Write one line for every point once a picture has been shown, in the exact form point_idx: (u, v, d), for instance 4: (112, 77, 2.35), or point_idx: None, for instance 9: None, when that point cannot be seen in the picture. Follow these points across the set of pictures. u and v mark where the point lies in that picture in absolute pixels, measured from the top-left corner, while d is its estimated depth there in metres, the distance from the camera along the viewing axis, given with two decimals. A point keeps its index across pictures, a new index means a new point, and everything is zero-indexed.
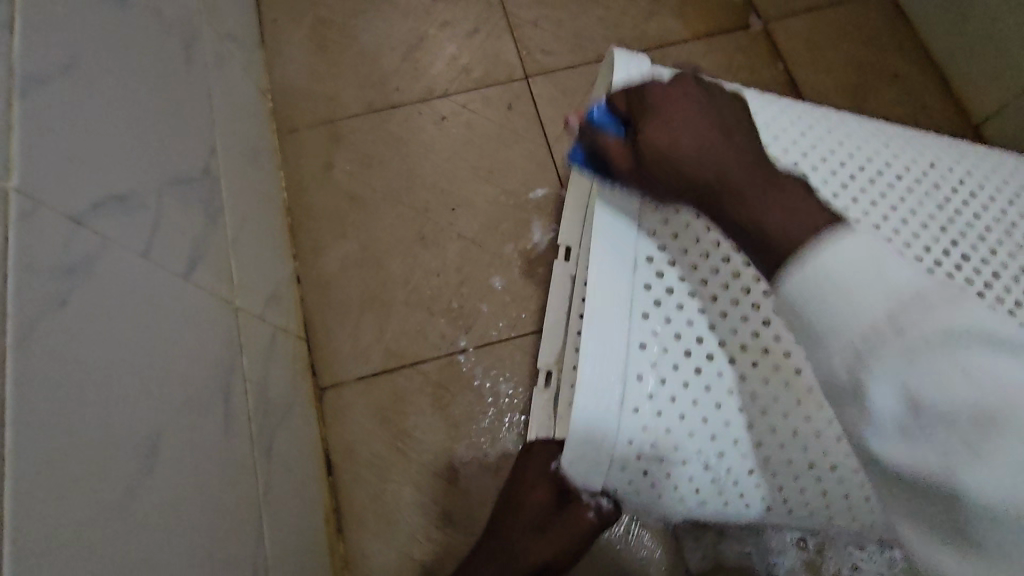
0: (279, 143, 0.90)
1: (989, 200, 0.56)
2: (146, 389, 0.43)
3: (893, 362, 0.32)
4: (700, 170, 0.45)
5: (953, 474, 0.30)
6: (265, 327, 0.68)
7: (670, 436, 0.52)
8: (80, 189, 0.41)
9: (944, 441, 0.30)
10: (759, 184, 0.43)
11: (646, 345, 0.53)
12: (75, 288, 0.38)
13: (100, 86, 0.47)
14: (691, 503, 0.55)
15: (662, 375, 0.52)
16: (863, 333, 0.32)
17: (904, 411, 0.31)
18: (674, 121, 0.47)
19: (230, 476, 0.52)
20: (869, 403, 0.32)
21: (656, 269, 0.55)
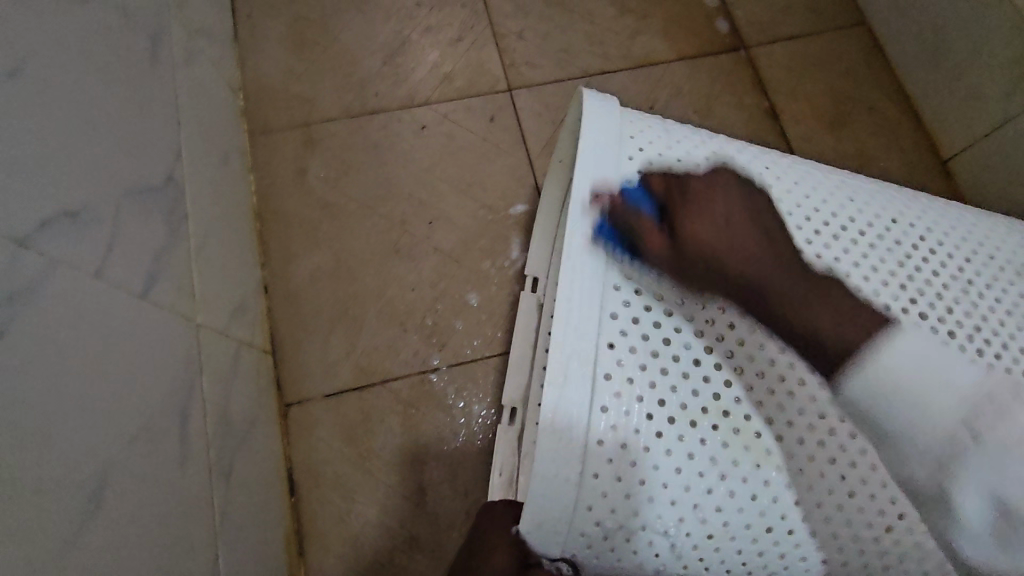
0: (251, 144, 0.86)
1: (948, 257, 0.58)
2: (92, 423, 0.40)
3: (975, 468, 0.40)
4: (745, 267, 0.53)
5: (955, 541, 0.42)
6: (228, 342, 0.65)
7: (632, 503, 0.50)
8: (29, 206, 0.38)
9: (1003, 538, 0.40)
10: (811, 300, 0.51)
11: (608, 409, 0.49)
12: (18, 318, 0.35)
13: (52, 90, 0.44)
14: (649, 568, 0.54)
15: (623, 438, 0.49)
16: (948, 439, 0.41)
17: (993, 518, 0.40)
18: (714, 205, 0.55)
19: (186, 509, 0.49)
20: (961, 517, 0.41)
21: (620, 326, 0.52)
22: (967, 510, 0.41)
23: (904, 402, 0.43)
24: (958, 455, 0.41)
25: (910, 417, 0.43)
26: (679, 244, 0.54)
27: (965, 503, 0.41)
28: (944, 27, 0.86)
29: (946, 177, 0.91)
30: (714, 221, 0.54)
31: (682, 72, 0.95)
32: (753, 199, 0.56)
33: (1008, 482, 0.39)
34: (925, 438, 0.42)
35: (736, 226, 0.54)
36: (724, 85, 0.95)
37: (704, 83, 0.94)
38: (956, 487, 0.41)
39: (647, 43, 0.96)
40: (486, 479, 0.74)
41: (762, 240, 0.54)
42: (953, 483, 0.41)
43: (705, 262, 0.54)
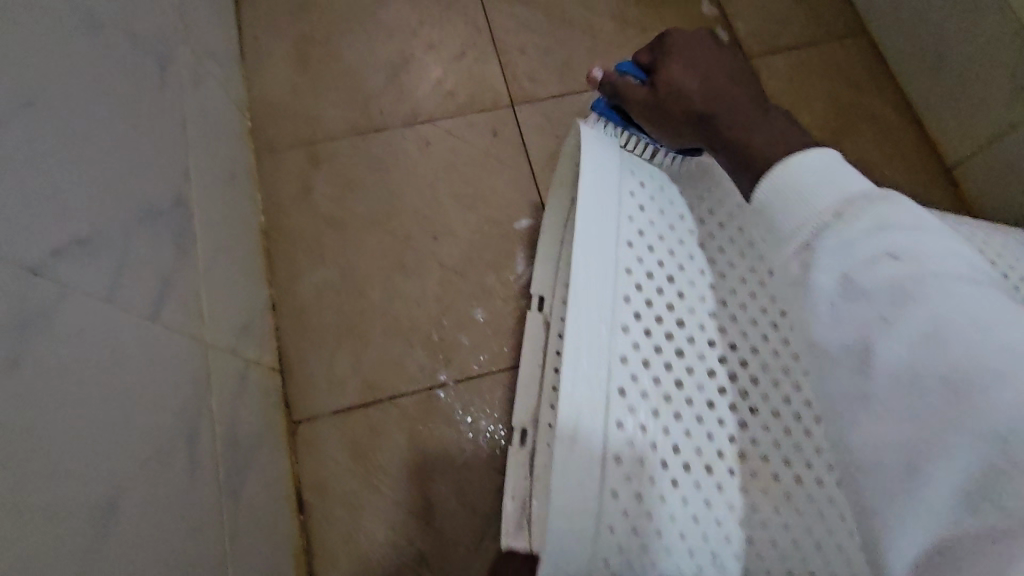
0: (257, 162, 0.87)
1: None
2: (103, 447, 0.40)
3: (831, 244, 0.37)
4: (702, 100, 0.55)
5: (869, 344, 0.35)
6: (236, 360, 0.65)
7: (649, 551, 0.51)
8: (40, 233, 0.39)
9: (867, 311, 0.35)
10: (748, 111, 0.53)
11: (620, 457, 0.51)
12: (30, 346, 0.36)
13: (63, 118, 0.45)
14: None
15: (637, 487, 0.51)
16: (822, 227, 0.38)
17: (835, 287, 0.36)
18: (691, 63, 0.58)
19: (195, 529, 0.49)
20: (812, 282, 0.38)
21: (630, 372, 0.53)
22: (818, 284, 0.37)
23: (801, 186, 0.40)
24: (829, 234, 0.38)
25: (798, 217, 0.40)
26: (656, 85, 0.58)
27: (853, 317, 0.35)
28: (946, 36, 0.87)
29: (951, 185, 0.91)
30: (686, 64, 0.58)
31: None
32: (724, 57, 0.59)
33: (872, 272, 0.35)
34: (803, 239, 0.39)
35: (703, 68, 0.58)
36: None
37: None
38: (824, 264, 0.37)
39: None
40: (494, 495, 0.74)
41: (733, 87, 0.56)
42: (850, 274, 0.36)
43: (677, 99, 0.57)
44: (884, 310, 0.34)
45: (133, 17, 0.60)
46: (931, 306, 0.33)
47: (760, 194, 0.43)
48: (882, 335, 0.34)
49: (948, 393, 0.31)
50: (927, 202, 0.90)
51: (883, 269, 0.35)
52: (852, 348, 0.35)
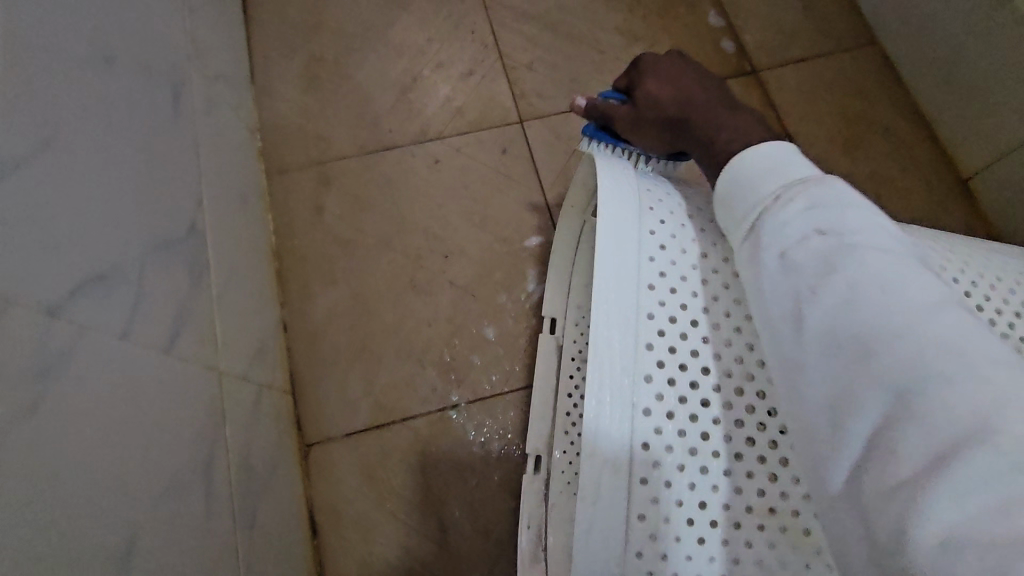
0: (268, 183, 0.88)
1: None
2: (122, 485, 0.40)
3: (777, 222, 0.41)
4: (680, 110, 0.56)
5: (801, 311, 0.37)
6: (249, 386, 0.65)
7: None
8: (59, 274, 0.39)
9: (801, 281, 0.38)
10: (722, 114, 0.54)
11: (646, 517, 0.44)
12: (49, 389, 0.36)
13: (80, 156, 0.45)
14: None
15: (667, 553, 0.44)
16: (770, 208, 0.42)
17: (775, 261, 0.39)
18: (664, 78, 0.59)
19: (210, 561, 0.49)
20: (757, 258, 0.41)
21: (657, 419, 0.45)
22: (761, 258, 0.40)
23: (750, 172, 0.44)
24: (770, 214, 0.41)
25: (744, 199, 0.44)
26: (636, 101, 0.59)
27: (787, 284, 0.39)
28: (960, 46, 0.86)
29: (967, 197, 0.90)
30: (660, 79, 0.59)
31: None
32: (695, 71, 0.60)
33: (803, 245, 0.38)
34: (748, 218, 0.43)
35: (678, 81, 0.58)
36: None
37: None
38: (765, 238, 0.41)
39: None
40: (508, 518, 0.74)
41: (706, 95, 0.57)
42: (786, 248, 0.39)
43: (657, 110, 0.57)
44: (813, 277, 0.37)
45: (145, 49, 0.61)
46: (850, 273, 0.36)
47: (719, 178, 0.46)
48: (812, 303, 0.37)
49: (865, 355, 0.34)
50: (942, 216, 0.89)
51: (812, 242, 0.38)
52: (782, 315, 0.38)
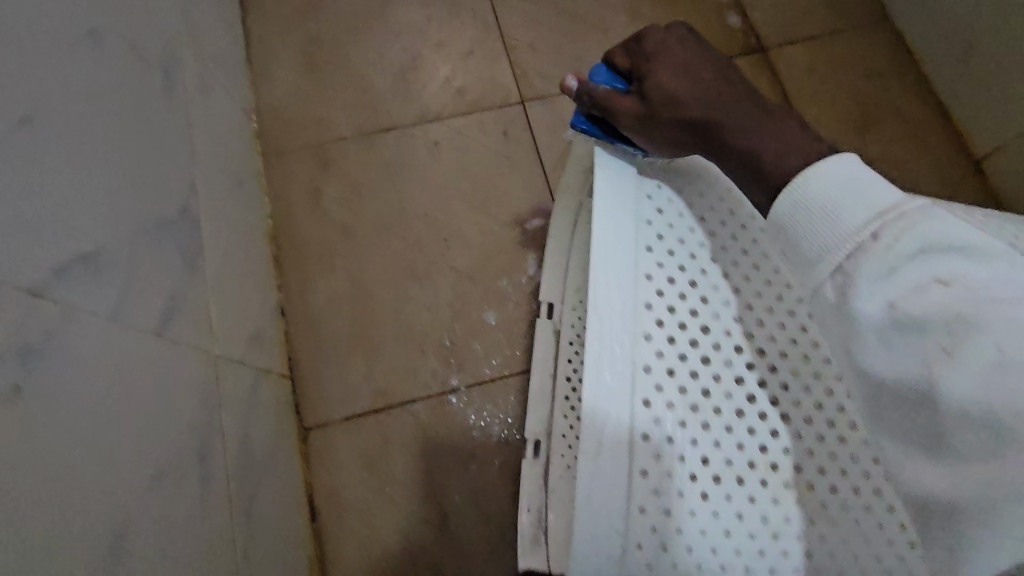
0: (265, 167, 0.86)
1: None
2: (112, 469, 0.40)
3: (873, 270, 0.35)
4: (701, 110, 0.48)
5: (930, 381, 0.33)
6: (246, 371, 0.64)
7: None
8: (44, 254, 0.38)
9: (923, 347, 0.33)
10: (753, 117, 0.46)
11: (647, 474, 0.45)
12: (32, 371, 0.35)
13: (66, 134, 0.44)
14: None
15: (668, 510, 0.45)
16: (854, 248, 0.36)
17: (885, 320, 0.35)
18: (677, 67, 0.50)
19: (206, 546, 0.49)
20: (858, 316, 0.36)
21: (658, 379, 0.47)
22: (865, 316, 0.35)
23: (822, 203, 0.38)
24: (866, 256, 0.36)
25: (825, 237, 0.38)
26: (646, 95, 0.50)
27: (908, 350, 0.34)
28: (976, 21, 0.83)
29: (979, 179, 0.87)
30: (673, 69, 0.50)
31: None
32: (709, 52, 0.51)
33: (918, 298, 0.34)
34: (835, 259, 0.37)
35: (693, 69, 0.50)
36: None
37: None
38: (868, 292, 0.35)
39: None
40: (509, 502, 0.73)
41: (727, 87, 0.49)
42: (897, 300, 0.34)
43: (671, 107, 0.49)
44: (941, 340, 0.33)
45: (135, 26, 0.59)
46: (987, 338, 0.31)
47: (778, 207, 0.40)
48: (944, 370, 0.32)
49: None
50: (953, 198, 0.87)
51: (929, 295, 0.33)
52: (906, 380, 0.34)
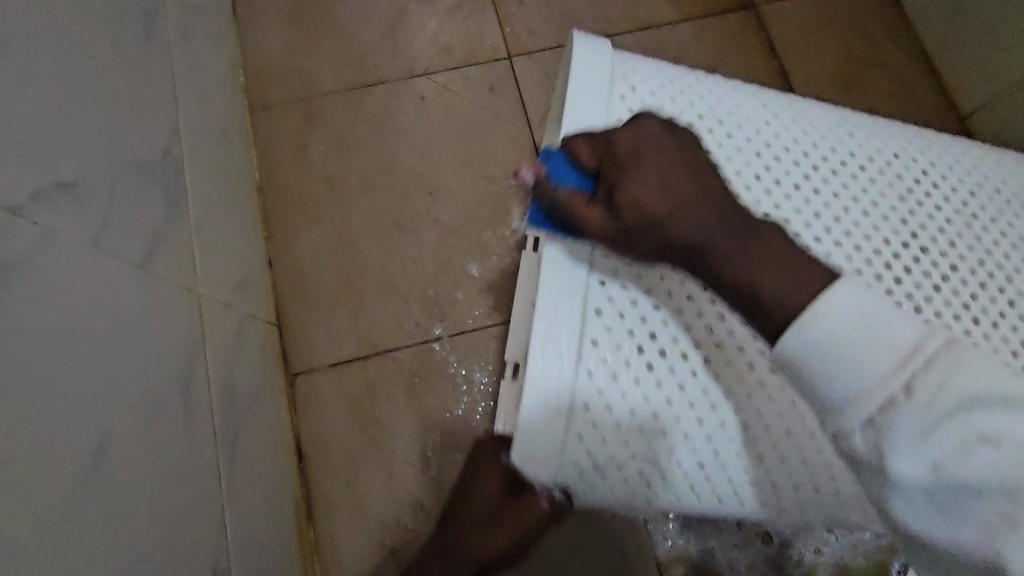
0: (253, 121, 0.87)
1: (951, 190, 0.57)
2: (92, 387, 0.42)
3: (909, 424, 0.34)
4: (683, 234, 0.44)
5: (992, 546, 0.32)
6: (231, 314, 0.66)
7: (622, 432, 0.52)
8: (20, 177, 0.39)
9: (977, 510, 0.33)
10: (741, 243, 0.43)
11: (597, 342, 0.52)
12: (11, 283, 0.37)
13: (42, 66, 0.44)
14: (639, 495, 0.54)
15: (613, 371, 0.51)
16: (880, 399, 0.35)
17: (932, 480, 0.34)
18: (653, 178, 0.44)
19: (188, 469, 0.51)
20: (897, 474, 0.35)
21: (612, 261, 0.53)
22: (909, 477, 0.34)
23: (841, 348, 0.36)
24: (899, 411, 0.34)
25: (848, 391, 0.36)
26: (619, 211, 0.45)
27: (967, 518, 0.33)
28: None
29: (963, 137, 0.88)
30: (649, 181, 0.44)
31: (690, 33, 0.92)
32: (684, 150, 0.46)
33: (967, 463, 0.33)
34: (867, 412, 0.35)
35: (670, 175, 0.45)
36: (730, 47, 0.92)
37: (710, 45, 0.91)
38: (909, 458, 0.34)
39: (652, 5, 0.93)
40: None
41: (707, 204, 0.44)
42: (941, 463, 0.34)
43: (650, 230, 0.44)
44: (1001, 508, 0.32)
45: None
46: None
47: (785, 342, 0.38)
48: (1006, 541, 0.32)
49: None
50: None
51: (975, 457, 0.33)
52: (965, 546, 0.33)
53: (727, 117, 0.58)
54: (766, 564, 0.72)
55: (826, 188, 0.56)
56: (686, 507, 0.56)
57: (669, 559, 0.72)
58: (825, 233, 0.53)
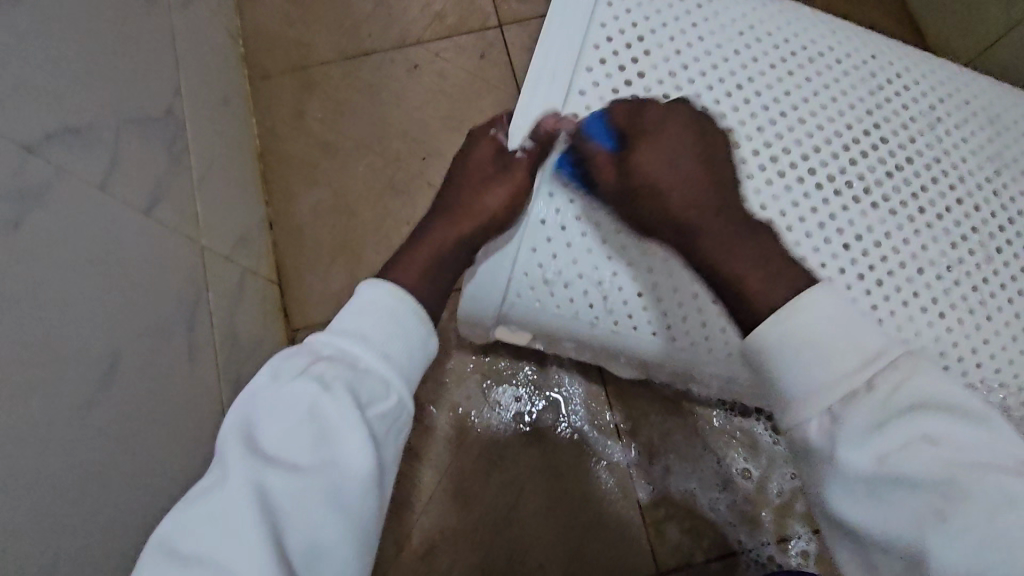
0: (252, 90, 0.90)
1: (920, 96, 0.59)
2: (104, 317, 0.45)
3: (863, 421, 0.38)
4: (687, 212, 0.49)
5: (917, 534, 0.36)
6: (232, 267, 0.70)
7: (573, 251, 0.54)
8: (34, 119, 0.43)
9: (907, 500, 0.36)
10: (741, 228, 0.48)
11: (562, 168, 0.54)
12: (28, 213, 0.40)
13: (51, 20, 0.48)
14: (584, 320, 0.57)
15: (572, 195, 0.54)
16: (844, 394, 0.39)
17: (874, 471, 0.37)
18: (672, 159, 0.50)
19: (192, 400, 0.55)
20: (841, 460, 0.38)
21: (585, 103, 0.55)
22: (851, 465, 0.38)
23: (815, 345, 0.40)
24: (856, 407, 0.38)
25: (810, 386, 0.40)
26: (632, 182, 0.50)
27: (899, 504, 0.36)
28: None
29: None
30: (663, 164, 0.50)
31: None
32: (704, 146, 0.52)
33: (908, 459, 0.36)
34: (826, 406, 0.39)
35: (685, 159, 0.50)
36: None
37: None
38: (855, 449, 0.38)
39: None
40: (478, 396, 0.79)
41: (711, 193, 0.50)
42: (885, 457, 0.37)
43: (654, 201, 0.50)
44: (924, 493, 0.36)
45: None
46: (975, 509, 0.34)
47: (766, 335, 0.41)
48: (929, 530, 0.35)
49: None
50: None
51: (916, 459, 0.36)
52: (890, 527, 0.37)
53: (720, 1, 0.59)
54: (744, 502, 0.76)
55: (802, 71, 0.58)
56: (622, 343, 0.58)
57: (650, 502, 0.76)
58: (791, 112, 0.56)
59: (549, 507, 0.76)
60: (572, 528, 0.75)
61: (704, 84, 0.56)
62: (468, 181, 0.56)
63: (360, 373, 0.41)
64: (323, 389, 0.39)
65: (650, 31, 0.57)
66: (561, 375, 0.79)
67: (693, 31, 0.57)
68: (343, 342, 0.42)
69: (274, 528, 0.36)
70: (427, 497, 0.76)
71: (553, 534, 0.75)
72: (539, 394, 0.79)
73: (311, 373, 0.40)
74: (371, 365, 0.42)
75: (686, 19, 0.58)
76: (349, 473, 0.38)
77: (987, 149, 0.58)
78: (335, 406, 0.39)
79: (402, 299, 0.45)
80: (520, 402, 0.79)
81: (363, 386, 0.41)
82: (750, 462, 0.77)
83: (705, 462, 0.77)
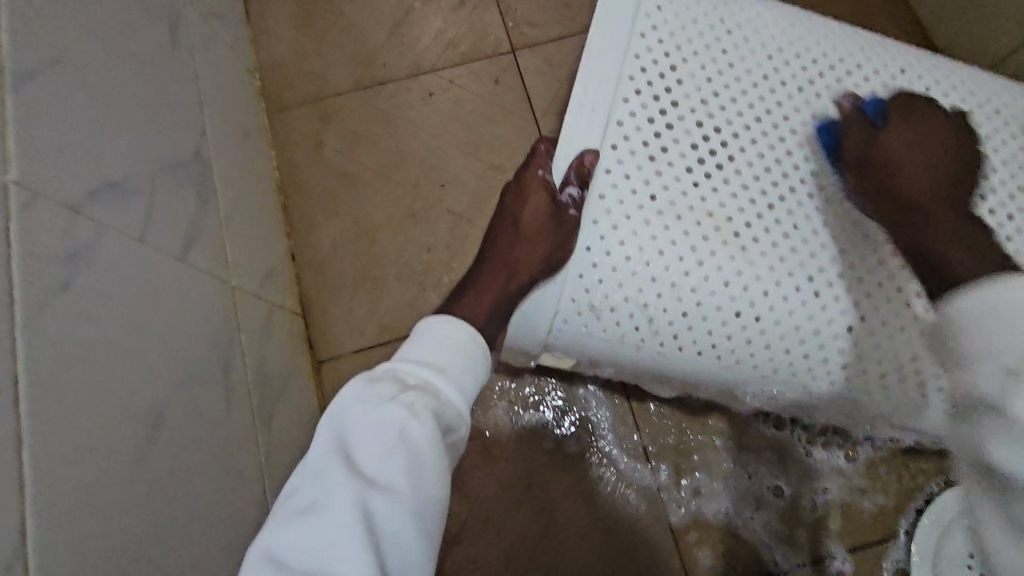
0: (270, 123, 0.91)
1: (950, 108, 0.59)
2: (149, 368, 0.46)
3: None
4: (913, 187, 0.51)
5: None
6: (261, 304, 0.70)
7: (617, 276, 0.54)
8: (77, 177, 0.44)
9: None
10: (948, 217, 0.49)
11: (605, 196, 0.54)
12: (77, 273, 0.41)
13: (86, 75, 0.48)
14: (630, 343, 0.57)
15: (614, 222, 0.54)
16: None
17: None
18: (928, 137, 0.53)
19: (231, 442, 0.55)
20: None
21: (624, 132, 0.55)
22: None
23: None
24: None
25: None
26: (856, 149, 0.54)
27: None
28: None
29: None
30: (923, 143, 0.53)
31: None
32: (934, 139, 0.53)
33: None
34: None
35: (928, 144, 0.53)
36: None
37: None
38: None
39: None
40: (506, 423, 0.78)
41: (940, 179, 0.51)
42: None
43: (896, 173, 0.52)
44: None
45: None
46: None
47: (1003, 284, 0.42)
48: None
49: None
50: None
51: None
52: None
53: (749, 25, 0.60)
54: (777, 521, 0.76)
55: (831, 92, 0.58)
56: (667, 364, 0.58)
57: (682, 525, 0.76)
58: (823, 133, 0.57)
59: (581, 532, 0.75)
60: (606, 556, 0.75)
61: (734, 109, 0.57)
62: (524, 230, 0.55)
63: (443, 402, 0.41)
64: (414, 416, 0.39)
65: (682, 60, 0.58)
66: (588, 398, 0.79)
67: (722, 58, 0.58)
68: (427, 372, 0.42)
69: (373, 546, 0.35)
70: (460, 526, 0.76)
71: (586, 561, 0.75)
72: (567, 419, 0.79)
73: (401, 398, 0.40)
74: (451, 399, 0.42)
75: (715, 46, 0.59)
76: (433, 500, 0.39)
77: (1021, 158, 0.58)
78: (428, 434, 0.39)
79: (471, 337, 0.45)
80: (548, 427, 0.79)
81: (445, 416, 0.41)
82: (781, 478, 0.77)
83: (735, 480, 0.77)
